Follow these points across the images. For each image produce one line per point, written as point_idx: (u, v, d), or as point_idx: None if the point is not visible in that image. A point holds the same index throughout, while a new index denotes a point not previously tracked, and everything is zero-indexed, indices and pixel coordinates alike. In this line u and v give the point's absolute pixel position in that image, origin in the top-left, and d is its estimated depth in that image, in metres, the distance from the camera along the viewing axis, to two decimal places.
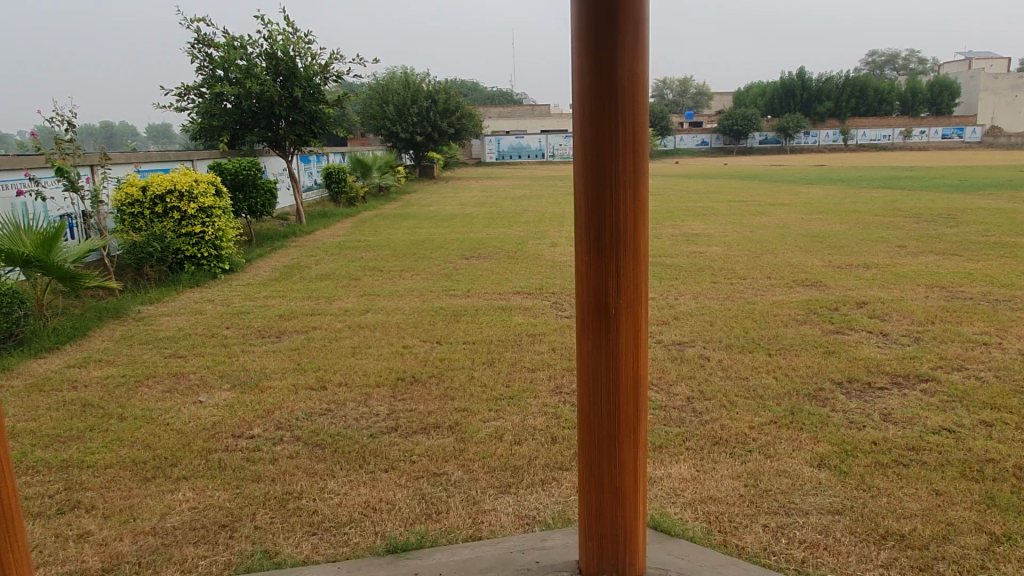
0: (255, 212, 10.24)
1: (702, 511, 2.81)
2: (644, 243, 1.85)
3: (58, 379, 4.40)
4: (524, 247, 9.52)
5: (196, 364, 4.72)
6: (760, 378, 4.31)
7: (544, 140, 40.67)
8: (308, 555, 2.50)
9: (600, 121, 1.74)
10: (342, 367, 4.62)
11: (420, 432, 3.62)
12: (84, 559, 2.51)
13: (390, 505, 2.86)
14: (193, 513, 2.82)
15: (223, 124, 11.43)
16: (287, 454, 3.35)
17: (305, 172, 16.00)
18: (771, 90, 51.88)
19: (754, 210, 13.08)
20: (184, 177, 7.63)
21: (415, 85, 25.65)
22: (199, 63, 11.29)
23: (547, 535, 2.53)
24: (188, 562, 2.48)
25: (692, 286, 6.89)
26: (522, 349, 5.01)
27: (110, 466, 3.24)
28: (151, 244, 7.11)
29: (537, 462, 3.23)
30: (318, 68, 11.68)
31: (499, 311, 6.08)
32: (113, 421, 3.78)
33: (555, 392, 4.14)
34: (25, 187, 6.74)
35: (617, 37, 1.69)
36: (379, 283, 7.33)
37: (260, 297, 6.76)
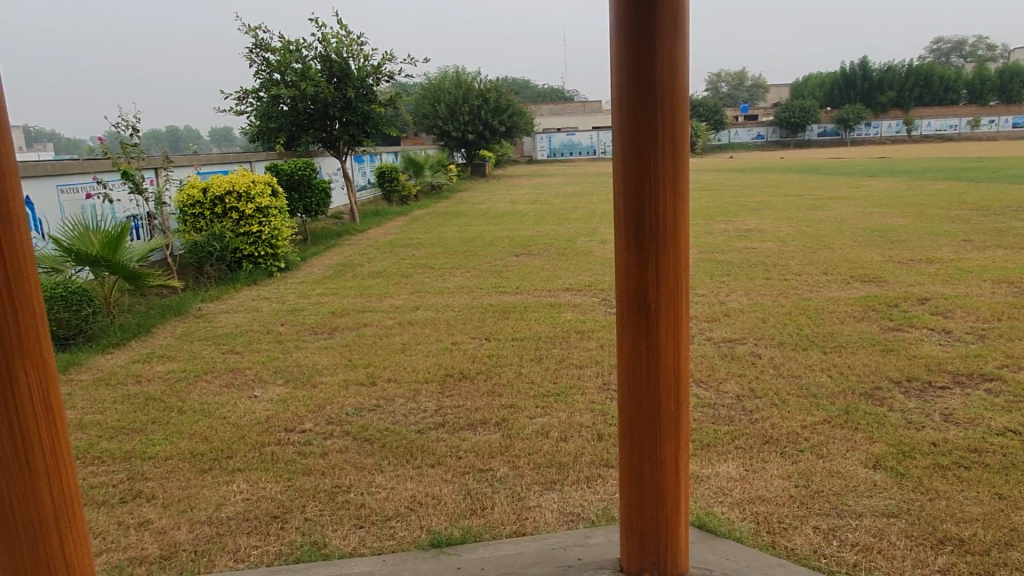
0: (311, 211, 10.46)
1: (750, 511, 2.76)
2: (684, 238, 1.83)
3: (123, 374, 4.59)
4: (573, 245, 9.47)
5: (252, 360, 4.86)
6: (814, 376, 4.21)
7: (596, 137, 40.27)
8: (354, 547, 2.55)
9: (639, 115, 1.71)
10: (391, 364, 4.69)
11: (468, 428, 3.65)
12: (144, 547, 2.61)
13: (435, 500, 2.89)
14: (246, 504, 2.90)
15: (280, 126, 11.72)
16: (338, 448, 3.43)
17: (358, 172, 16.28)
18: (831, 81, 50.38)
19: (812, 204, 12.74)
20: (242, 178, 7.85)
21: (466, 84, 25.84)
22: (257, 67, 11.57)
23: (590, 533, 2.52)
24: (241, 552, 2.56)
25: (744, 282, 6.75)
26: (570, 346, 5.00)
27: (170, 457, 3.36)
28: (211, 244, 7.39)
29: (583, 459, 3.23)
30: (370, 68, 11.85)
31: (547, 308, 6.08)
32: (174, 414, 3.92)
33: (602, 389, 4.12)
34: (94, 190, 7.03)
35: (656, 28, 1.66)
36: (430, 281, 7.41)
37: (314, 295, 6.91)
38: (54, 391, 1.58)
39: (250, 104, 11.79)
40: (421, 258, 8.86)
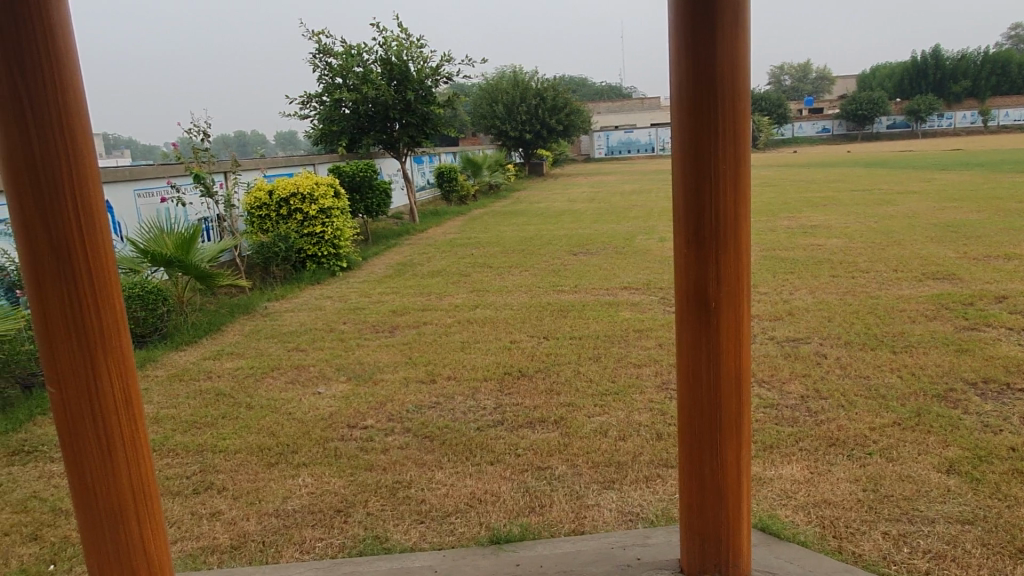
0: (372, 212, 10.66)
1: (815, 514, 2.70)
2: (746, 235, 1.80)
3: (195, 371, 4.77)
4: (632, 243, 9.39)
5: (316, 357, 4.99)
6: (883, 376, 4.08)
7: (654, 134, 39.74)
8: (415, 542, 2.60)
9: (698, 111, 1.69)
10: (451, 361, 4.75)
11: (526, 426, 3.67)
12: (215, 536, 2.72)
13: (494, 497, 2.92)
14: (311, 497, 2.99)
15: (342, 129, 11.97)
16: (399, 444, 3.49)
17: (417, 172, 16.50)
18: (901, 71, 48.53)
19: (881, 199, 12.30)
20: (306, 180, 8.06)
21: (524, 83, 25.92)
22: (320, 72, 11.84)
23: (649, 533, 2.50)
24: (307, 544, 2.64)
25: (809, 280, 6.58)
26: (629, 345, 4.96)
27: (239, 451, 3.48)
28: (276, 245, 7.62)
29: (642, 458, 3.21)
30: (429, 70, 11.99)
31: (605, 306, 6.04)
32: (242, 409, 4.06)
33: (661, 389, 4.08)
34: (168, 194, 7.32)
35: (716, 25, 1.65)
36: (489, 279, 7.45)
37: (375, 294, 7.04)
38: (138, 398, 1.67)
39: (314, 108, 12.08)
40: (479, 257, 8.93)
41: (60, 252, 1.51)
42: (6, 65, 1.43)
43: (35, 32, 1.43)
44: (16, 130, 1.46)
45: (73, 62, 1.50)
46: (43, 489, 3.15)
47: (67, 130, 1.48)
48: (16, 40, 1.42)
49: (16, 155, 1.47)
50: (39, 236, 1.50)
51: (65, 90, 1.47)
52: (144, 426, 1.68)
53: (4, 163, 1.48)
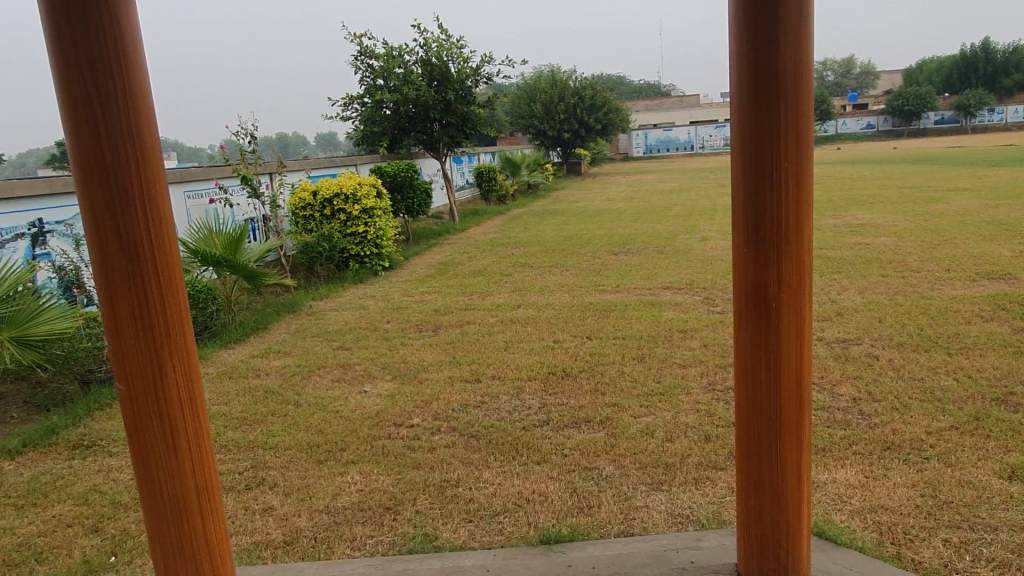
0: (413, 211, 10.75)
1: (872, 520, 2.64)
2: (808, 235, 1.76)
3: (244, 368, 4.86)
4: (673, 242, 9.30)
5: (361, 356, 5.04)
6: (938, 379, 3.97)
7: (694, 132, 39.27)
8: (465, 540, 2.61)
9: (760, 109, 1.67)
10: (494, 361, 4.76)
11: (572, 426, 3.66)
12: (268, 531, 2.76)
13: (542, 497, 2.92)
14: (360, 495, 3.02)
15: (383, 130, 12.07)
16: (445, 443, 3.51)
17: (456, 172, 16.58)
18: (949, 65, 47.19)
19: (931, 197, 11.98)
20: (349, 180, 8.15)
21: (562, 83, 25.89)
22: (362, 74, 11.97)
23: (701, 535, 2.47)
24: (358, 540, 2.67)
25: (858, 280, 6.44)
26: (673, 345, 4.92)
27: (289, 448, 3.54)
28: (320, 244, 7.72)
29: (690, 460, 3.17)
30: (469, 71, 12.04)
31: (648, 306, 5.99)
32: (291, 406, 4.12)
33: (707, 390, 4.03)
34: (216, 196, 7.47)
35: (779, 21, 1.62)
36: (530, 279, 7.45)
37: (418, 293, 7.09)
38: (200, 396, 1.70)
39: (355, 110, 12.21)
40: (519, 256, 8.94)
41: (128, 254, 1.54)
42: (77, 70, 1.47)
43: (107, 37, 1.47)
44: (86, 134, 1.49)
45: (143, 67, 1.54)
46: (102, 482, 3.24)
47: (134, 134, 1.52)
48: (87, 46, 1.46)
49: (87, 157, 1.51)
50: (109, 237, 1.54)
51: (134, 94, 1.51)
52: (206, 422, 1.71)
53: (76, 165, 1.52)
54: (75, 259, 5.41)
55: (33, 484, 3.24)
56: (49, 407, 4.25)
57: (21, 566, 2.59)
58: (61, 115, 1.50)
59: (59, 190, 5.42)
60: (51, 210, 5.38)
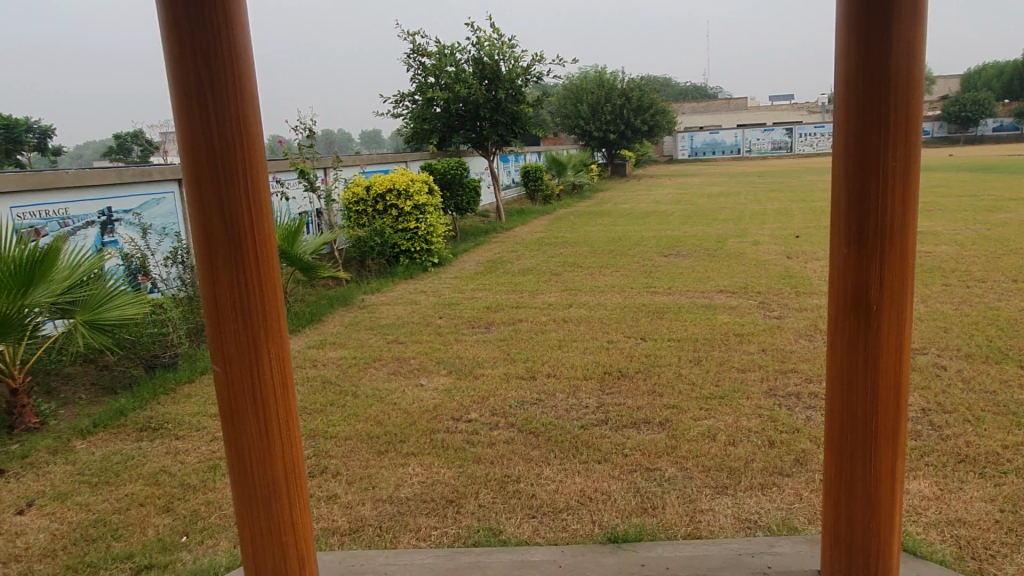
0: (461, 209, 10.81)
1: (950, 533, 2.56)
2: (911, 237, 1.72)
3: (302, 359, 4.94)
4: (724, 246, 9.17)
5: (416, 350, 5.08)
6: (1011, 393, 3.83)
7: (741, 135, 38.54)
8: (530, 536, 2.60)
9: (868, 109, 1.63)
10: (550, 359, 4.75)
11: (631, 426, 3.62)
12: (334, 519, 2.80)
13: (605, 496, 2.90)
14: (422, 487, 3.03)
15: (433, 127, 12.18)
16: (504, 439, 3.51)
17: (502, 171, 16.68)
18: (1010, 69, 45.64)
19: (993, 205, 11.58)
20: (402, 177, 8.21)
21: (610, 83, 25.81)
22: (413, 71, 12.06)
23: (774, 541, 2.42)
24: (423, 531, 2.68)
25: (920, 289, 6.26)
26: (730, 349, 4.84)
27: (349, 438, 3.58)
28: (372, 239, 7.92)
29: (755, 465, 3.12)
30: (520, 70, 12.03)
31: (702, 309, 5.93)
32: (349, 397, 4.17)
33: (769, 395, 3.97)
34: (272, 189, 7.61)
35: (892, 21, 1.59)
36: (580, 279, 7.42)
37: (469, 290, 7.12)
38: (291, 384, 1.73)
39: (406, 107, 12.31)
40: (569, 256, 8.91)
41: (232, 240, 1.57)
42: (191, 59, 1.50)
43: (218, 26, 1.49)
44: (197, 123, 1.52)
45: (249, 57, 1.56)
46: (171, 464, 3.32)
47: (242, 122, 1.54)
48: (203, 35, 1.49)
49: (198, 145, 1.54)
50: (214, 224, 1.57)
51: (242, 82, 1.54)
52: (297, 411, 1.74)
53: (185, 154, 1.56)
54: (140, 247, 5.57)
55: (106, 463, 3.34)
56: (118, 390, 4.38)
57: (99, 541, 2.66)
58: (173, 103, 1.54)
59: (128, 180, 5.57)
60: (120, 199, 5.54)
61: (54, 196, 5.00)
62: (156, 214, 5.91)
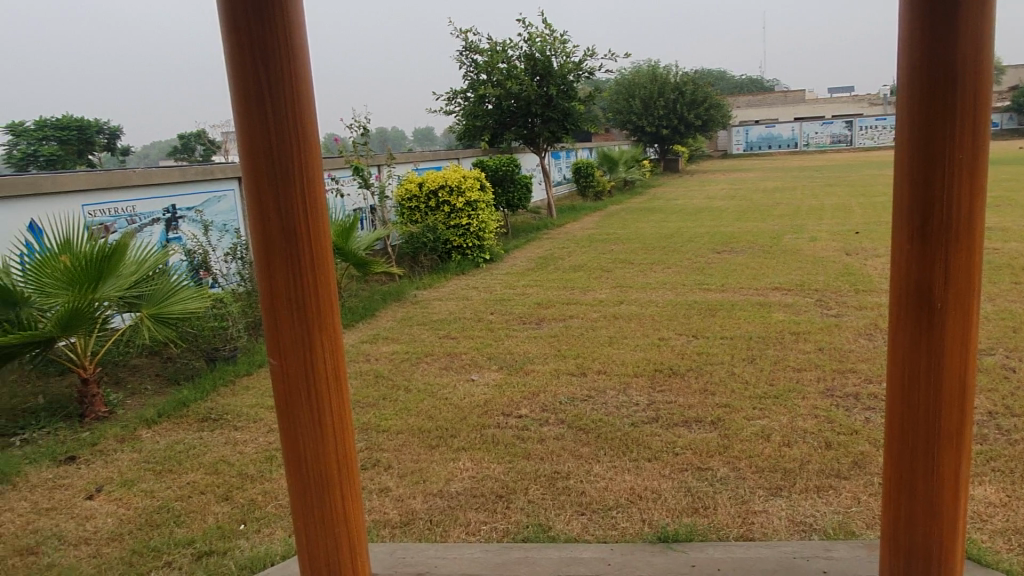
0: (512, 205, 10.83)
1: (1018, 542, 2.46)
2: (978, 232, 1.66)
3: (355, 353, 5.03)
4: (780, 242, 8.96)
5: (467, 346, 5.12)
6: None
7: (798, 129, 37.58)
8: (578, 533, 2.60)
9: (933, 100, 1.58)
10: (601, 356, 4.73)
11: (683, 424, 3.58)
12: (386, 511, 2.84)
13: (655, 495, 2.87)
14: (472, 481, 3.06)
15: (485, 124, 12.24)
16: (554, 435, 3.51)
17: (554, 168, 16.67)
18: None
19: None
20: (454, 173, 8.30)
21: (663, 78, 25.52)
22: (466, 69, 12.13)
23: (830, 545, 2.37)
24: (472, 526, 2.71)
25: (988, 287, 6.02)
26: (785, 348, 4.74)
27: (401, 431, 3.63)
28: (424, 235, 8.05)
29: (810, 467, 3.05)
30: (572, 65, 11.98)
31: (757, 307, 5.81)
32: (402, 391, 4.23)
33: (825, 395, 3.87)
34: (328, 186, 7.77)
35: (958, 10, 1.54)
36: (631, 276, 7.36)
37: (519, 286, 7.13)
38: (344, 378, 1.76)
39: (458, 104, 12.40)
40: (620, 253, 8.85)
41: (289, 237, 1.62)
42: (251, 61, 1.55)
43: (276, 29, 1.54)
44: (257, 122, 1.57)
45: (305, 58, 1.60)
46: (230, 454, 3.42)
47: (299, 121, 1.58)
48: (262, 37, 1.53)
49: (256, 144, 1.58)
50: (271, 219, 1.61)
51: (299, 82, 1.57)
52: (350, 402, 1.78)
53: (244, 153, 1.60)
54: (203, 243, 5.75)
55: (169, 452, 3.46)
56: (181, 381, 4.54)
57: (162, 527, 2.77)
58: (234, 104, 1.59)
59: (192, 178, 5.75)
60: (184, 197, 5.73)
61: (122, 195, 5.20)
62: (217, 211, 6.09)
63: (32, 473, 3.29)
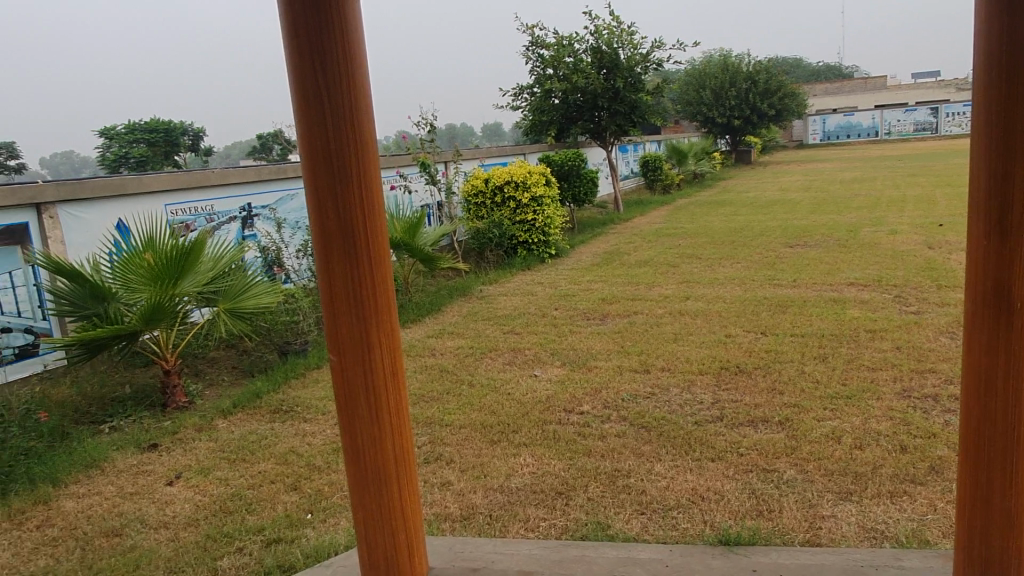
0: (579, 200, 10.77)
1: None
2: None
3: (421, 347, 5.12)
4: (857, 235, 8.62)
5: (531, 341, 5.14)
6: None
7: (879, 117, 36.00)
8: (638, 532, 2.58)
9: (1011, 88, 1.50)
10: (664, 352, 4.66)
11: (748, 424, 3.49)
12: (447, 505, 2.89)
13: (718, 496, 2.82)
14: (533, 477, 3.07)
15: (552, 119, 12.21)
16: (616, 432, 3.49)
17: (621, 161, 16.49)
18: None
19: None
20: (521, 169, 8.27)
21: (735, 67, 24.86)
22: (532, 64, 12.12)
23: (902, 554, 2.27)
24: (531, 522, 2.72)
25: None
26: (859, 346, 4.56)
27: (464, 426, 3.67)
28: (491, 230, 8.01)
29: (884, 471, 2.93)
30: (639, 57, 11.82)
31: (830, 303, 5.62)
32: (466, 386, 4.28)
33: (902, 395, 3.72)
34: (397, 183, 7.91)
35: None
36: (699, 271, 7.22)
37: (584, 281, 7.09)
38: (401, 375, 1.80)
39: (525, 99, 12.40)
40: (687, 247, 8.70)
41: (347, 237, 1.65)
42: (310, 66, 1.58)
43: (334, 33, 1.57)
44: (316, 125, 1.61)
45: (361, 61, 1.63)
46: (299, 445, 3.54)
47: (356, 123, 1.62)
48: (320, 41, 1.57)
49: (315, 146, 1.62)
50: (330, 219, 1.65)
51: (356, 84, 1.61)
52: (407, 398, 1.82)
53: (304, 155, 1.65)
54: (276, 240, 5.96)
55: (243, 442, 3.60)
56: (255, 373, 4.71)
57: (235, 514, 2.89)
58: (294, 108, 1.63)
59: (267, 177, 5.96)
60: (260, 195, 5.94)
61: (202, 194, 5.44)
62: (291, 209, 6.28)
63: (118, 459, 3.48)
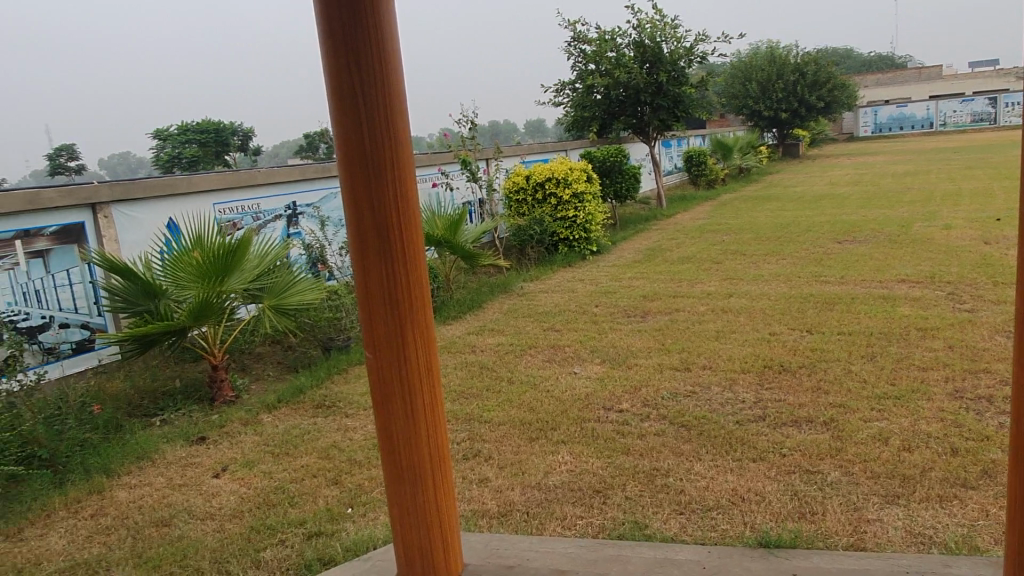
0: (621, 196, 10.69)
1: None
2: None
3: (461, 344, 5.15)
4: (908, 231, 8.36)
5: (571, 338, 5.12)
6: None
7: (934, 107, 34.84)
8: (676, 533, 2.55)
9: None
10: (706, 350, 4.60)
11: (792, 424, 3.42)
12: (484, 501, 2.90)
13: (759, 497, 2.77)
14: (571, 475, 3.06)
15: (594, 115, 12.15)
16: (655, 431, 3.45)
17: (664, 156, 16.29)
18: None
19: None
20: (561, 166, 8.26)
21: (782, 58, 24.33)
22: (574, 59, 12.06)
23: (950, 560, 2.20)
24: (568, 520, 2.71)
25: None
26: (909, 345, 4.43)
27: (502, 423, 3.68)
28: (531, 228, 8.08)
29: (933, 474, 2.85)
30: (683, 51, 11.64)
31: (880, 301, 5.46)
32: (505, 383, 4.29)
33: (954, 396, 3.60)
34: (438, 180, 7.97)
35: None
36: (743, 267, 7.10)
37: (625, 278, 7.03)
38: (436, 373, 1.81)
39: (567, 95, 12.36)
40: (731, 243, 8.56)
41: (381, 235, 1.67)
42: (346, 67, 1.61)
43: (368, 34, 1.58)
44: (351, 124, 1.63)
45: (395, 61, 1.64)
46: (341, 440, 3.59)
47: (390, 123, 1.63)
48: (355, 42, 1.58)
49: (351, 146, 1.64)
50: (365, 218, 1.67)
51: (391, 84, 1.62)
52: (442, 398, 1.84)
53: (341, 155, 1.67)
54: (320, 237, 6.05)
55: (287, 436, 3.67)
56: (299, 368, 4.80)
57: (278, 507, 2.95)
58: (330, 109, 1.65)
59: (311, 176, 6.06)
60: (304, 193, 6.04)
61: (248, 193, 5.55)
62: (334, 207, 6.38)
63: (168, 451, 3.59)
